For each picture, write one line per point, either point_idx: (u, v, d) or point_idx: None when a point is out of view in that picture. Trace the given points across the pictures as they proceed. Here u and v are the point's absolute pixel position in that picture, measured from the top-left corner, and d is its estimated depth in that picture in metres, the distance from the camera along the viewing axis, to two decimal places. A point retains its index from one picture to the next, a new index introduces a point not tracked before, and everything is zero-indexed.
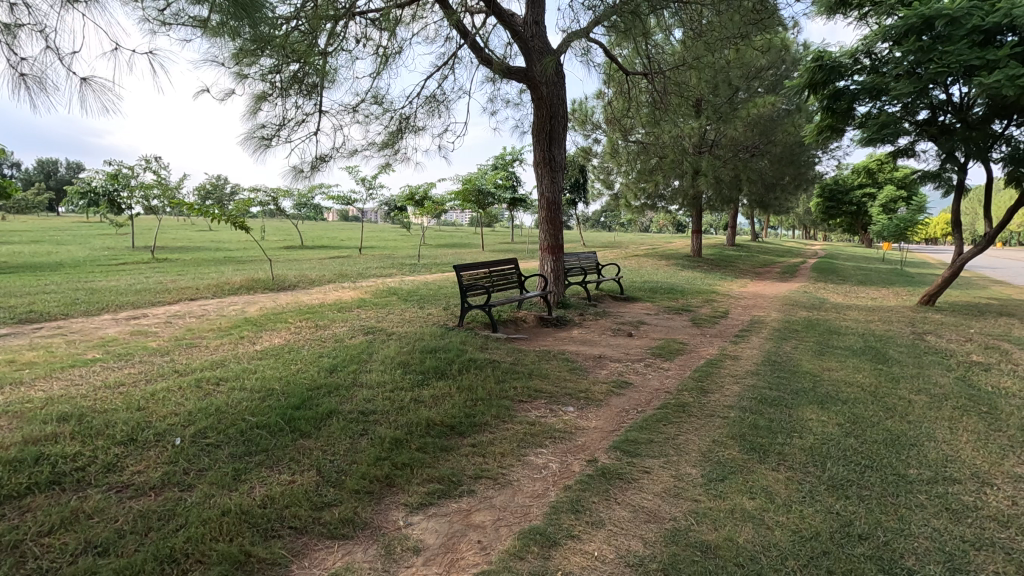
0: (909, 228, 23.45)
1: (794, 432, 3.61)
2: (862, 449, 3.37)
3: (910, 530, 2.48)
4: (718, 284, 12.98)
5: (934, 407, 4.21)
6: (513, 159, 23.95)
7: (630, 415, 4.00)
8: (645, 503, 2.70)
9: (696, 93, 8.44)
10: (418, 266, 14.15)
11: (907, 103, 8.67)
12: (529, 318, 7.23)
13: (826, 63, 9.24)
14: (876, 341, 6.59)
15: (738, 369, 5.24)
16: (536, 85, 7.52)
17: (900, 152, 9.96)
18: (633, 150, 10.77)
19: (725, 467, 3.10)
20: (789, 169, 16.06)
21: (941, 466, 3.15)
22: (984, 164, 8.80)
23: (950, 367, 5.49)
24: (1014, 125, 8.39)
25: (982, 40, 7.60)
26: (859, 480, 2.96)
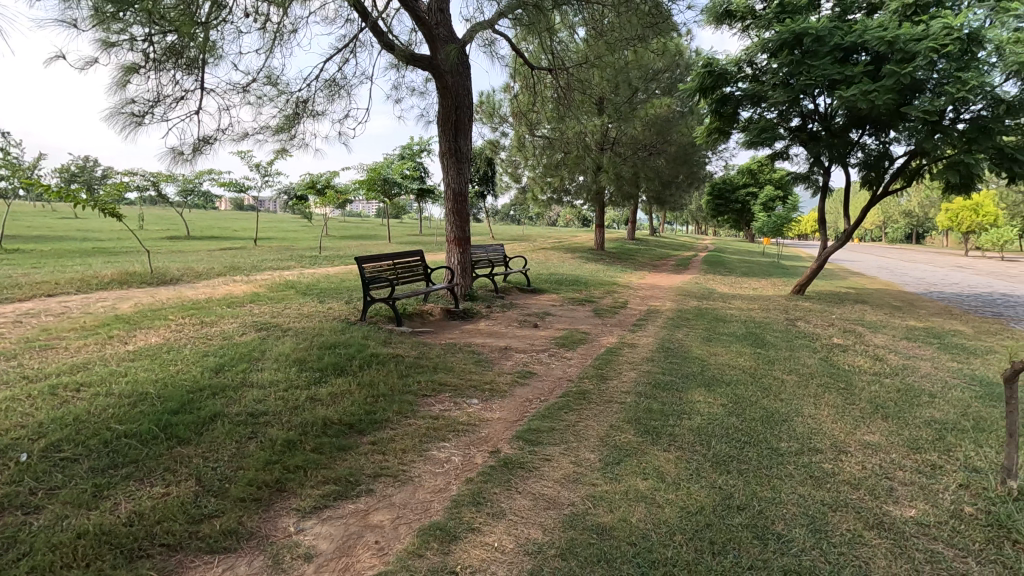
0: (785, 225, 25.96)
1: (684, 414, 3.86)
2: (742, 426, 3.67)
3: (780, 498, 2.73)
4: (620, 276, 13.58)
5: (803, 385, 4.69)
6: (420, 149, 23.44)
7: (533, 404, 4.06)
8: (545, 491, 2.75)
9: (598, 92, 8.72)
10: (319, 259, 13.46)
11: (782, 111, 9.53)
12: (435, 311, 7.14)
13: (714, 69, 9.94)
14: (756, 328, 7.22)
15: (635, 357, 5.50)
16: (440, 75, 7.40)
17: (777, 155, 10.94)
18: (540, 144, 10.94)
19: (621, 450, 3.23)
20: (683, 168, 17.13)
21: (807, 438, 3.50)
22: (844, 169, 9.89)
23: (815, 349, 6.13)
24: (867, 135, 9.50)
25: (842, 57, 8.52)
26: (738, 455, 3.21)
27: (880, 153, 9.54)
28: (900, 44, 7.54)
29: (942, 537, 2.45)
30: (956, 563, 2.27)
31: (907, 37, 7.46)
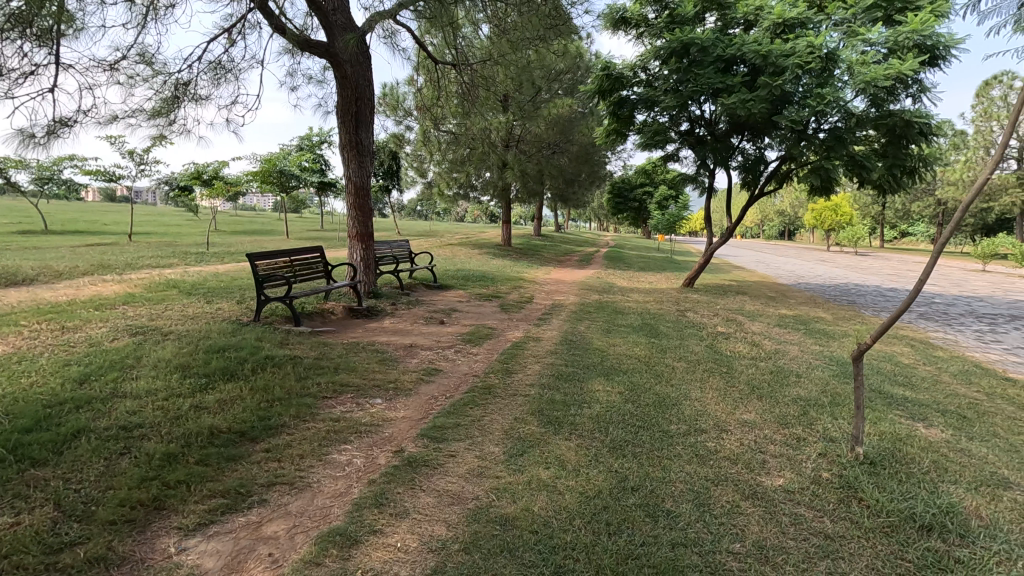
0: (677, 222, 27.79)
1: (584, 403, 4.02)
2: (637, 412, 3.89)
3: (670, 477, 2.93)
4: (526, 271, 13.84)
5: (691, 371, 5.06)
6: (320, 141, 22.35)
7: (439, 401, 4.04)
8: (449, 487, 2.75)
9: (502, 90, 8.79)
10: (206, 255, 12.41)
11: (672, 116, 10.18)
12: (337, 309, 6.86)
13: (612, 72, 10.38)
14: (651, 319, 7.69)
15: (540, 350, 5.65)
16: (338, 64, 7.10)
17: (669, 157, 11.67)
18: (445, 139, 10.84)
19: (524, 442, 3.30)
20: (585, 167, 17.77)
21: (694, 420, 3.79)
22: (726, 171, 10.76)
23: (702, 337, 6.65)
24: (745, 141, 10.41)
25: (724, 67, 9.26)
26: (633, 439, 3.41)
27: (756, 158, 10.49)
28: (772, 58, 8.32)
29: (804, 501, 2.76)
30: (815, 522, 2.57)
31: (778, 52, 8.26)
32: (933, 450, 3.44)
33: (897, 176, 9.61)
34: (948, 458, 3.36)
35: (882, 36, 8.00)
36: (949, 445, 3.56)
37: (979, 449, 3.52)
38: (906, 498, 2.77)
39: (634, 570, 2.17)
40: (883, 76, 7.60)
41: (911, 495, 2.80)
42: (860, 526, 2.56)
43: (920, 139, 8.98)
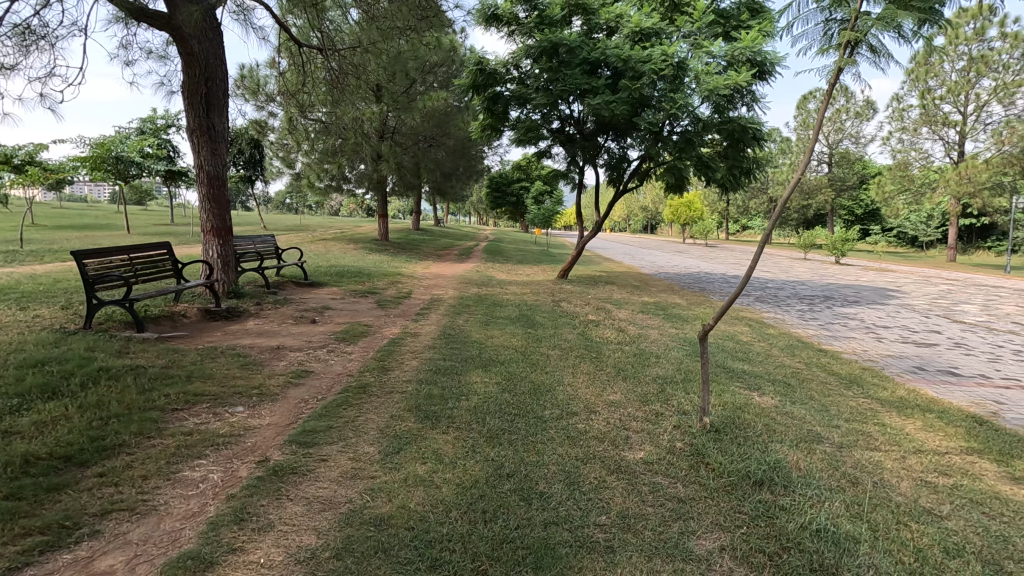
0: (552, 216, 28.89)
1: (462, 395, 4.05)
2: (513, 400, 4.00)
3: (544, 460, 3.06)
4: (404, 266, 13.54)
5: (564, 358, 5.32)
6: (165, 124, 19.91)
7: (309, 404, 3.82)
8: (320, 493, 2.62)
9: (373, 79, 8.50)
10: (20, 254, 10.53)
11: (544, 114, 10.55)
12: (191, 312, 6.20)
13: (485, 68, 10.49)
14: (527, 310, 7.93)
15: (418, 345, 5.58)
16: (183, 39, 6.38)
17: (542, 153, 12.10)
18: (313, 127, 10.24)
19: (401, 439, 3.25)
20: (462, 160, 17.79)
21: (566, 404, 3.98)
22: (594, 169, 11.40)
23: (575, 325, 7.02)
24: (611, 140, 11.11)
25: (590, 70, 9.80)
26: (509, 427, 3.50)
27: (620, 156, 11.21)
28: (632, 63, 8.96)
29: (661, 470, 3.03)
30: (670, 489, 2.84)
31: (637, 58, 8.90)
32: (764, 415, 3.96)
33: (737, 176, 10.82)
34: (776, 420, 3.88)
35: (722, 50, 8.86)
36: (776, 409, 4.12)
37: (799, 411, 4.12)
38: (743, 459, 3.15)
39: (509, 553, 2.23)
40: (723, 86, 8.49)
41: (748, 456, 3.19)
42: (707, 487, 2.87)
43: (754, 143, 10.19)
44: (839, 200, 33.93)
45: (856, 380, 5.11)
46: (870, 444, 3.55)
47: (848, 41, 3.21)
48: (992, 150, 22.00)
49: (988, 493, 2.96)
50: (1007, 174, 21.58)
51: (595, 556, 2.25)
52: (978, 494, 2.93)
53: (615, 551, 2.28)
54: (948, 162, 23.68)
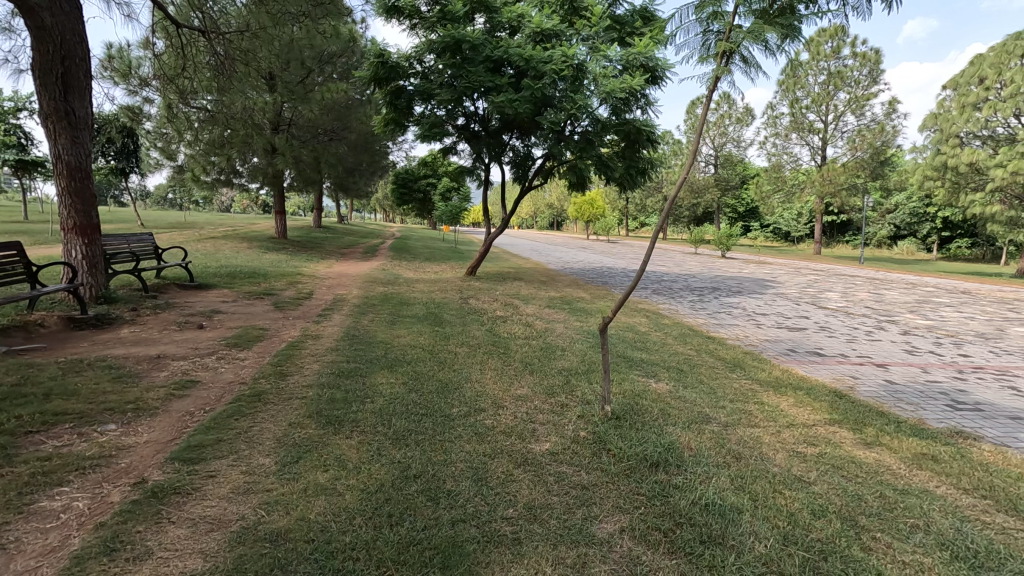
0: (460, 213, 28.77)
1: (366, 398, 3.92)
2: (419, 400, 3.94)
3: (451, 459, 3.04)
4: (304, 265, 12.88)
5: (472, 354, 5.34)
6: (14, 107, 17.41)
7: (194, 417, 3.52)
8: (207, 512, 2.42)
9: (265, 66, 7.98)
10: None
11: (448, 110, 10.46)
12: (50, 321, 5.49)
13: (387, 61, 10.20)
14: (435, 308, 7.86)
15: (319, 348, 5.34)
16: (31, 10, 5.62)
17: (447, 149, 12.00)
18: (198, 116, 9.44)
19: (300, 448, 3.08)
20: (365, 155, 17.20)
21: (473, 401, 3.99)
22: (500, 166, 11.48)
23: (483, 322, 7.05)
24: (515, 138, 11.23)
25: (493, 68, 9.86)
26: (415, 428, 3.43)
27: (524, 155, 11.37)
28: (534, 63, 9.12)
29: (565, 459, 3.13)
30: (574, 477, 2.93)
31: (538, 58, 9.07)
32: (660, 400, 4.21)
33: (633, 175, 11.36)
34: (670, 405, 4.14)
35: (618, 54, 9.25)
36: (670, 394, 4.40)
37: (690, 394, 4.43)
38: (641, 443, 3.33)
39: (415, 555, 2.19)
40: (619, 89, 8.86)
41: (645, 440, 3.37)
42: (608, 472, 3.00)
43: (648, 144, 10.76)
44: (725, 198, 36.80)
45: (738, 363, 5.59)
46: (751, 421, 3.89)
47: (725, 51, 3.48)
48: (847, 155, 24.93)
49: (847, 458, 3.36)
50: (860, 176, 24.57)
51: (503, 549, 2.27)
52: (838, 459, 3.31)
53: (522, 542, 2.32)
54: (813, 165, 26.49)
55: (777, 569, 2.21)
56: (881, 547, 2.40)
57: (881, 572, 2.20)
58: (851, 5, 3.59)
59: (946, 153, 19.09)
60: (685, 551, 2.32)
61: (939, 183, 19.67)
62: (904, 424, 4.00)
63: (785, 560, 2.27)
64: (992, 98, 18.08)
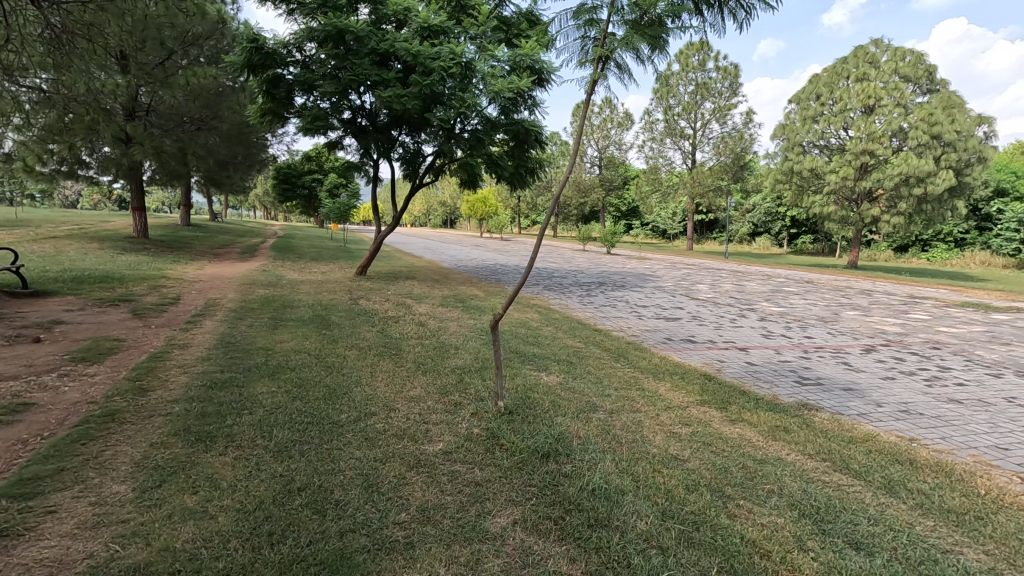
0: (349, 211, 27.61)
1: (244, 409, 3.63)
2: (305, 408, 3.73)
3: (339, 467, 2.90)
4: (169, 267, 11.63)
5: (362, 357, 5.16)
6: None
7: (29, 446, 3.04)
8: (44, 555, 2.10)
9: (114, 44, 7.06)
10: None
11: (332, 102, 9.96)
12: None
13: (261, 47, 9.50)
14: (322, 310, 7.49)
15: (188, 358, 4.85)
16: None
17: (332, 144, 11.45)
18: (28, 96, 8.14)
19: (163, 470, 2.78)
20: (240, 148, 15.91)
21: (363, 405, 3.85)
22: (389, 162, 11.18)
23: (374, 323, 6.81)
24: (405, 134, 10.99)
25: (380, 61, 9.57)
26: (300, 438, 3.24)
27: (414, 152, 11.17)
28: (422, 59, 8.97)
29: (459, 458, 3.12)
30: (467, 474, 2.94)
31: (426, 54, 8.94)
32: (551, 393, 4.34)
33: (523, 174, 11.61)
34: (560, 396, 4.29)
35: (505, 55, 9.36)
36: (560, 386, 4.56)
37: (579, 385, 4.64)
38: (533, 435, 3.42)
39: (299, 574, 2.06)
40: (507, 89, 8.99)
41: (536, 433, 3.46)
42: (501, 467, 3.04)
43: (536, 144, 11.05)
44: (608, 198, 38.85)
45: (622, 353, 5.93)
46: (633, 407, 4.16)
47: (600, 57, 3.67)
48: (713, 159, 27.40)
49: (715, 434, 3.70)
50: (724, 179, 27.15)
51: (395, 556, 2.21)
52: (708, 437, 3.64)
53: (415, 546, 2.27)
54: (685, 168, 28.79)
55: (657, 543, 2.38)
56: (743, 512, 2.67)
57: (743, 534, 2.45)
58: (708, 22, 3.94)
59: (793, 160, 21.67)
60: (574, 537, 2.41)
61: (788, 186, 22.26)
62: (762, 401, 4.48)
63: (663, 534, 2.44)
64: (827, 113, 20.82)
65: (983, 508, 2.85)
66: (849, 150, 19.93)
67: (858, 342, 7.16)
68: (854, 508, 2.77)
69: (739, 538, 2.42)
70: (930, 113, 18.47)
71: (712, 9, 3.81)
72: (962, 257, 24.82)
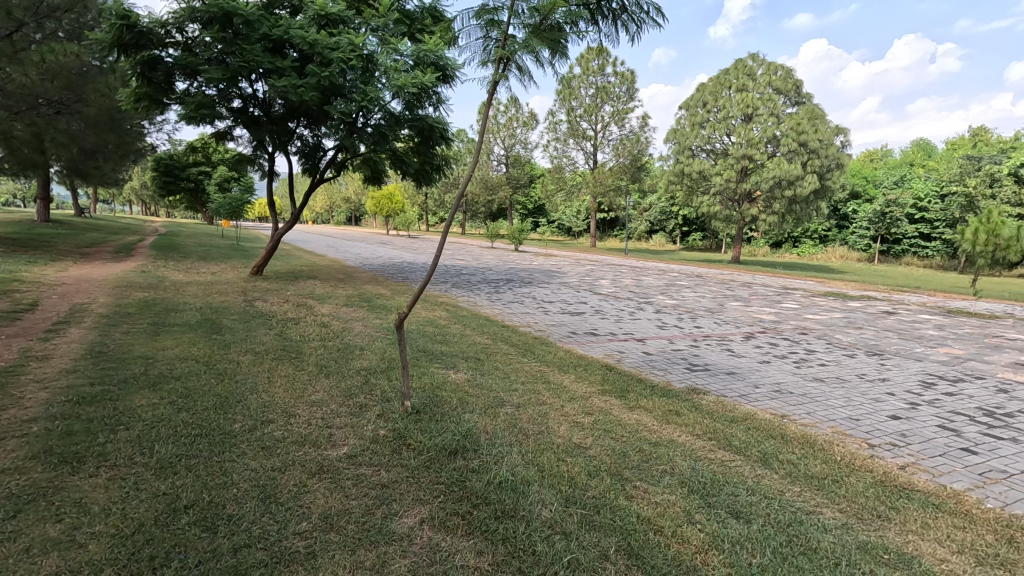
0: (242, 207, 25.79)
1: (119, 425, 3.30)
2: (192, 420, 3.45)
3: (232, 480, 2.72)
4: (23, 269, 10.21)
5: (257, 362, 4.86)
6: None
7: None
8: None
9: None
10: None
11: (219, 89, 9.24)
12: None
13: (134, 25, 8.61)
14: (211, 313, 6.95)
15: (49, 371, 4.30)
16: None
17: (220, 134, 10.64)
18: None
19: (18, 499, 2.45)
20: (111, 136, 14.31)
21: (259, 413, 3.63)
22: (285, 155, 10.59)
23: (272, 326, 6.43)
24: (303, 126, 10.46)
25: (273, 48, 9.03)
26: (187, 452, 3.00)
27: (314, 145, 10.66)
28: (319, 48, 8.58)
29: (365, 461, 3.05)
30: (373, 477, 2.87)
31: (324, 43, 8.56)
32: (459, 390, 4.36)
33: (428, 171, 11.51)
34: (469, 393, 4.31)
35: (408, 49, 9.20)
36: (468, 383, 4.59)
37: (487, 381, 4.69)
38: (441, 433, 3.41)
39: None
40: (411, 84, 8.85)
41: (444, 430, 3.46)
42: (409, 467, 3.01)
43: (442, 141, 10.99)
44: (515, 196, 39.44)
45: (529, 348, 6.07)
46: (539, 400, 4.28)
47: (502, 57, 3.72)
48: (613, 160, 28.71)
49: (615, 421, 3.91)
50: (623, 180, 28.51)
51: (295, 568, 2.11)
52: (609, 424, 3.83)
53: (317, 555, 2.20)
54: (588, 168, 29.90)
55: (561, 529, 2.47)
56: (639, 493, 2.85)
57: (640, 513, 2.62)
58: (604, 32, 4.13)
59: (684, 163, 23.26)
60: (481, 530, 2.45)
61: (680, 187, 23.85)
62: (656, 387, 4.79)
63: (566, 519, 2.55)
64: (712, 120, 22.56)
65: (839, 471, 3.26)
66: (732, 155, 21.72)
67: (740, 330, 7.86)
68: (735, 481, 3.05)
69: (635, 517, 2.58)
70: (798, 123, 20.60)
71: (607, 19, 4.00)
72: (825, 252, 27.95)
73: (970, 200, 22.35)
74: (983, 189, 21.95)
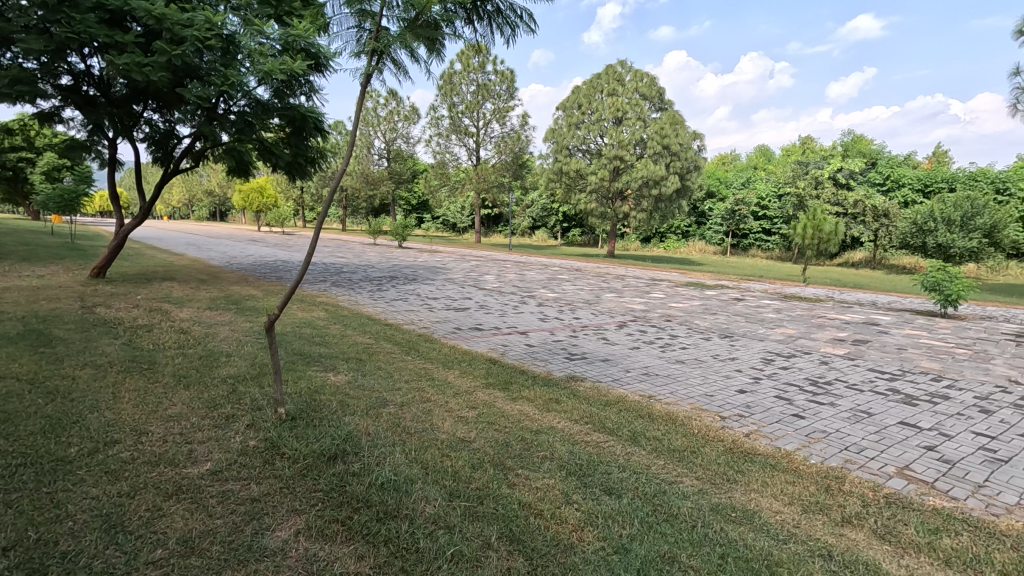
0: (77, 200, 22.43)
1: None
2: (13, 448, 2.96)
3: (66, 513, 2.38)
4: None
5: (99, 376, 4.26)
6: None
7: None
8: None
9: None
10: None
11: (41, 63, 7.94)
12: None
13: None
14: (38, 323, 5.97)
15: None
16: None
17: (44, 115, 9.15)
18: None
19: None
20: None
21: (101, 434, 3.21)
22: (130, 142, 9.40)
23: (117, 334, 5.68)
24: (150, 109, 9.32)
25: (110, 19, 7.94)
26: (6, 486, 2.57)
27: (165, 132, 9.58)
28: (168, 24, 7.69)
29: (232, 475, 2.82)
30: (241, 492, 2.67)
31: (174, 19, 7.69)
32: (338, 393, 4.19)
33: (302, 164, 10.87)
34: (349, 395, 4.16)
35: (275, 33, 8.61)
36: (348, 385, 4.42)
37: (368, 381, 4.55)
38: (318, 439, 3.25)
39: None
40: (279, 70, 8.29)
41: (322, 436, 3.31)
42: (282, 478, 2.83)
43: (316, 133, 10.41)
44: (398, 190, 38.47)
45: (412, 346, 5.99)
46: (423, 397, 4.25)
47: (374, 50, 3.60)
48: (495, 157, 29.16)
49: (498, 413, 4.00)
50: (505, 177, 29.06)
51: None
52: (492, 416, 3.91)
53: None
54: (470, 165, 30.02)
55: (444, 523, 2.49)
56: (520, 480, 2.95)
57: (521, 500, 2.71)
58: (480, 33, 4.18)
59: (562, 162, 24.28)
60: (362, 534, 2.39)
61: (559, 184, 24.88)
62: (538, 377, 4.98)
63: (449, 513, 2.57)
64: (587, 121, 23.79)
65: (697, 443, 3.62)
66: (605, 155, 23.02)
67: (614, 320, 8.41)
68: (607, 460, 3.27)
69: (516, 504, 2.67)
70: (661, 128, 22.40)
71: (483, 20, 4.04)
72: (687, 246, 30.79)
73: (800, 199, 25.90)
74: (810, 190, 25.53)
